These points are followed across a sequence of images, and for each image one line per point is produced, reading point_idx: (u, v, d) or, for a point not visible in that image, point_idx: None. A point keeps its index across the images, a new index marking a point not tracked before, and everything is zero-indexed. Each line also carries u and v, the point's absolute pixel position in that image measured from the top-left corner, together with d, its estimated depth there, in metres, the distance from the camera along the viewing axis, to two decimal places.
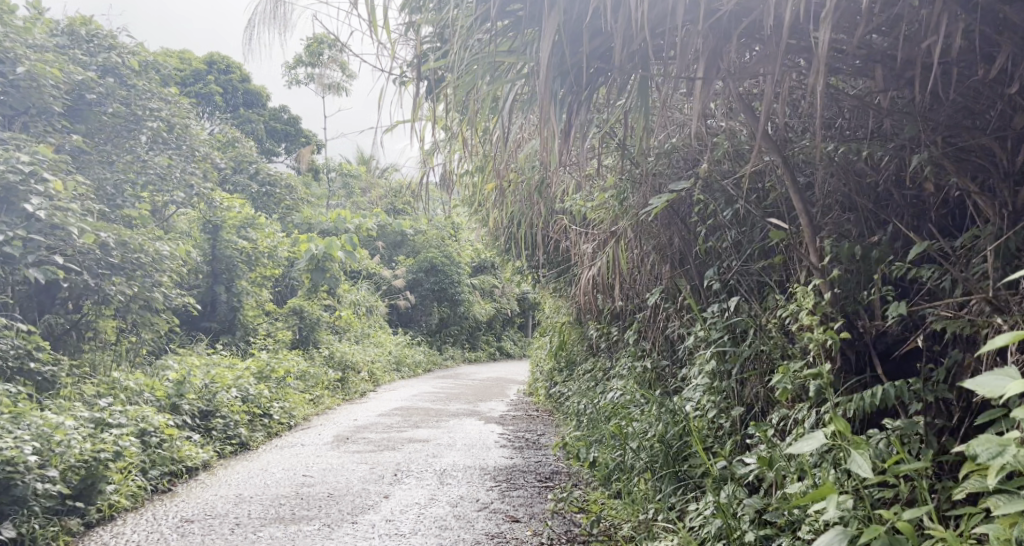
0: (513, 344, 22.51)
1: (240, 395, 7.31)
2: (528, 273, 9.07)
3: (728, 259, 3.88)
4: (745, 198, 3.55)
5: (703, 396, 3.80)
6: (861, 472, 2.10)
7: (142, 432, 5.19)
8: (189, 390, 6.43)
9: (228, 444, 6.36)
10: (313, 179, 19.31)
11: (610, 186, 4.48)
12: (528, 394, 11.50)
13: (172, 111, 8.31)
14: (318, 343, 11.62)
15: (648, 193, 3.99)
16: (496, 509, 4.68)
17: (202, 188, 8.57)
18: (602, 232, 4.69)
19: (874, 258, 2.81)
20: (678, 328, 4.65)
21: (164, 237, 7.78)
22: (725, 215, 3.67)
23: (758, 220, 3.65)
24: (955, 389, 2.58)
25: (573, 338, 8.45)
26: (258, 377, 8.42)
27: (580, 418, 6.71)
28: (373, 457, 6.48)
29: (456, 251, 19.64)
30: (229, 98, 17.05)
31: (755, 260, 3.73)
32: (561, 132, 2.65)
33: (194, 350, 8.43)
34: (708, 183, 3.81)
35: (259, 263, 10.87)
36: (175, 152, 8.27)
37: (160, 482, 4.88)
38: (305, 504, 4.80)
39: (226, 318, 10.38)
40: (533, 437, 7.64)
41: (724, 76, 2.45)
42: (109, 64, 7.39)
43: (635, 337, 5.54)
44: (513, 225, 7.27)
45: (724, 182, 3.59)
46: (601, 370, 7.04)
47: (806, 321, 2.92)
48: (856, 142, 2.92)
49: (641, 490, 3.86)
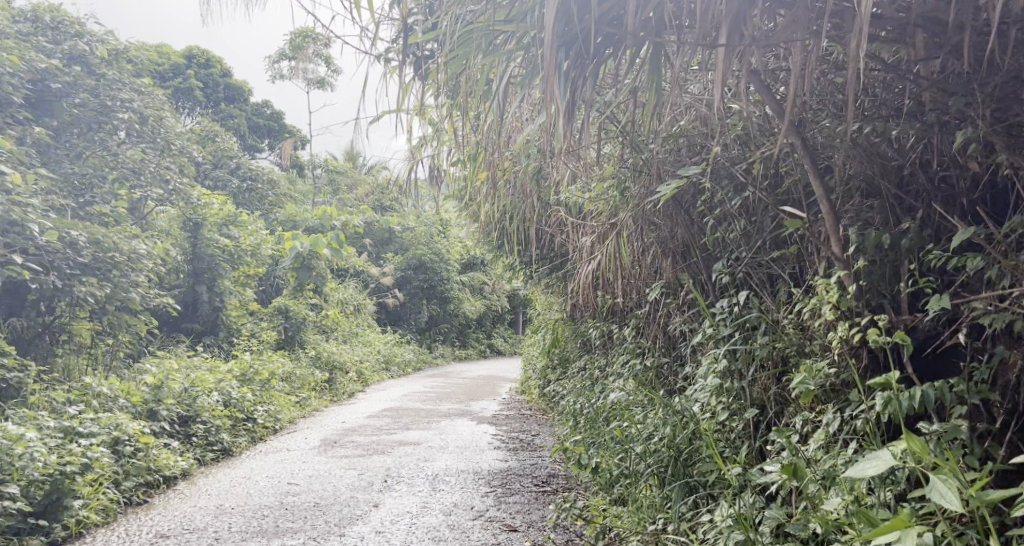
0: (504, 341, 22.28)
1: (222, 399, 7.03)
2: (520, 269, 8.81)
3: (737, 250, 3.64)
4: (756, 185, 3.31)
5: (712, 397, 3.55)
6: (941, 500, 1.84)
7: (115, 440, 4.93)
8: (167, 395, 6.15)
9: (209, 451, 6.08)
10: (298, 175, 18.94)
11: (609, 175, 4.24)
12: (521, 392, 11.26)
13: (145, 103, 7.96)
14: (305, 343, 11.33)
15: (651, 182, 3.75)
16: (492, 517, 4.44)
17: (178, 183, 8.27)
18: (600, 224, 4.45)
19: (905, 247, 2.58)
20: (680, 324, 4.42)
21: (140, 235, 7.47)
22: (734, 204, 3.44)
23: (769, 208, 3.41)
24: (999, 390, 2.35)
25: (567, 336, 8.21)
26: (242, 380, 8.12)
27: (577, 418, 6.47)
28: (361, 462, 6.22)
29: (445, 248, 19.35)
30: (210, 93, 16.72)
31: (767, 251, 3.49)
32: (565, 110, 2.43)
33: (174, 353, 8.14)
34: (715, 170, 3.58)
35: (242, 261, 10.57)
36: (150, 145, 7.95)
37: (134, 494, 4.60)
38: (290, 514, 4.54)
39: (209, 319, 10.09)
40: (528, 438, 7.40)
41: (749, 44, 2.22)
42: (75, 51, 7.06)
43: (634, 334, 5.31)
44: (504, 219, 7.03)
45: (733, 169, 3.36)
46: (598, 368, 6.79)
47: (829, 318, 2.68)
48: (881, 121, 2.70)
49: (648, 499, 3.61)
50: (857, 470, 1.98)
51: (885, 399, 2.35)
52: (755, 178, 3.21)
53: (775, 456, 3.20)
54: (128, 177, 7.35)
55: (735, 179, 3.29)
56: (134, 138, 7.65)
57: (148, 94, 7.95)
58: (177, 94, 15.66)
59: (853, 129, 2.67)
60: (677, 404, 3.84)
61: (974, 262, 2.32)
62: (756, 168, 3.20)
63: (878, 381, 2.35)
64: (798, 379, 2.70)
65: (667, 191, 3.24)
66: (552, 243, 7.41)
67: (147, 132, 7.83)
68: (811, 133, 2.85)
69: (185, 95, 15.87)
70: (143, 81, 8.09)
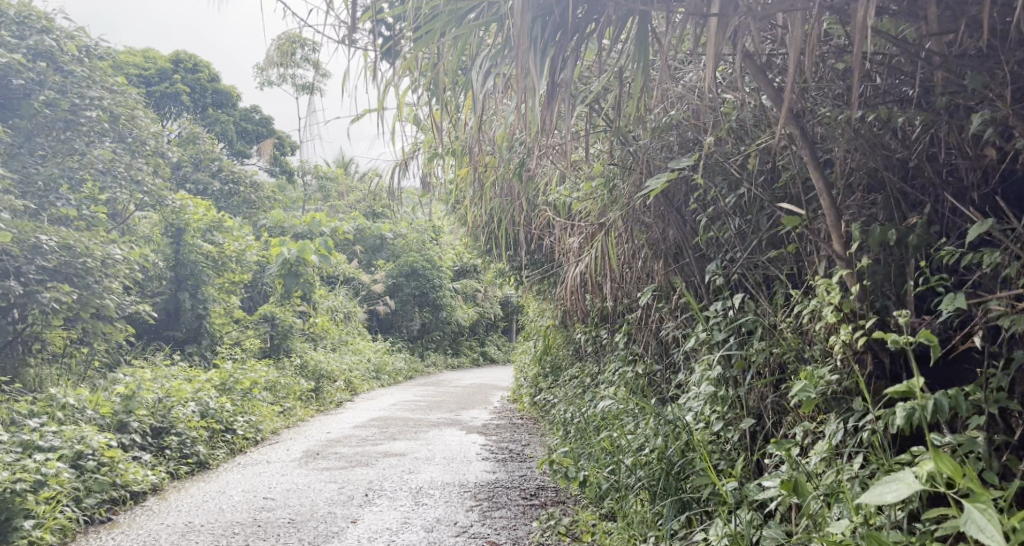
0: (497, 349, 22.04)
1: (199, 409, 6.78)
2: (510, 275, 8.57)
3: (732, 251, 3.43)
4: (752, 179, 3.10)
5: (705, 405, 3.32)
6: (990, 540, 1.61)
7: (78, 455, 4.71)
8: (139, 406, 5.89)
9: (184, 463, 5.84)
10: (288, 182, 18.71)
11: (597, 173, 4.03)
12: (513, 401, 11.01)
13: (117, 101, 7.61)
14: (292, 351, 11.07)
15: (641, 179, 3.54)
16: (476, 534, 4.21)
17: (150, 184, 8.00)
18: (588, 224, 4.24)
19: (912, 243, 2.37)
20: (673, 329, 4.21)
21: (114, 239, 7.22)
22: (728, 201, 3.23)
23: (766, 205, 3.20)
24: (1017, 398, 2.12)
25: (558, 343, 7.97)
26: (222, 390, 7.87)
27: (568, 427, 6.25)
28: (342, 474, 5.97)
29: (437, 255, 19.11)
30: (197, 98, 16.52)
31: (763, 251, 3.28)
32: (543, 93, 2.27)
33: (151, 362, 7.90)
34: (708, 166, 3.37)
35: (227, 268, 10.34)
36: (122, 145, 7.68)
37: (97, 512, 4.38)
38: (262, 532, 4.28)
39: (191, 327, 9.86)
40: (517, 448, 7.17)
41: (741, 17, 2.03)
42: (40, 47, 6.70)
43: (625, 340, 5.09)
44: (492, 222, 6.81)
45: (726, 162, 3.14)
46: (589, 376, 6.56)
47: (831, 320, 2.46)
48: (884, 107, 2.48)
49: (638, 514, 3.38)
50: (872, 496, 1.76)
51: (908, 411, 2.05)
52: (748, 170, 3.00)
53: (778, 471, 2.95)
54: (95, 177, 7.06)
55: (727, 173, 3.07)
56: (103, 138, 7.35)
57: (121, 93, 7.65)
58: (163, 99, 15.46)
59: (855, 116, 2.46)
60: (668, 412, 3.60)
61: (991, 257, 2.10)
62: (750, 161, 2.99)
63: (900, 389, 2.06)
64: (799, 385, 2.47)
65: (657, 186, 3.02)
66: (542, 247, 7.18)
67: (119, 132, 7.56)
68: (809, 120, 2.63)
69: (172, 99, 15.66)
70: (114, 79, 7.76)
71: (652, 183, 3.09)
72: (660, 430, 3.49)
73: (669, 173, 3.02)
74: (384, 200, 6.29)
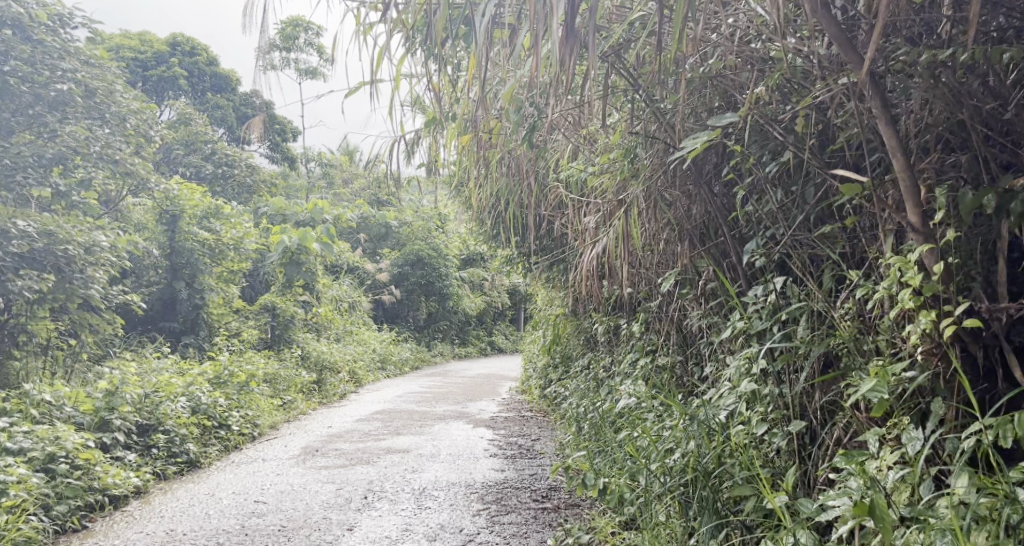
0: (505, 339, 21.68)
1: (190, 405, 6.39)
2: (518, 262, 8.14)
3: (773, 227, 3.00)
4: (799, 143, 2.68)
5: (742, 404, 2.89)
6: None
7: (49, 458, 4.36)
8: (123, 403, 5.51)
9: (172, 463, 5.48)
10: (291, 169, 18.35)
11: (616, 143, 3.61)
12: (522, 392, 10.61)
13: (95, 75, 7.10)
14: (293, 342, 10.65)
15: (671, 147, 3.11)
16: (483, 543, 3.82)
17: (131, 164, 7.52)
18: (606, 201, 3.81)
19: (1013, 211, 1.92)
20: (700, 318, 3.79)
21: (98, 225, 6.84)
22: (770, 170, 2.80)
23: (815, 173, 2.77)
24: None
25: (568, 332, 7.55)
26: (215, 384, 7.46)
27: (582, 423, 5.85)
28: (341, 474, 5.58)
29: (444, 243, 18.66)
30: (195, 83, 16.24)
31: (811, 228, 2.85)
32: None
33: (142, 355, 7.55)
34: (747, 130, 2.94)
35: (225, 257, 9.96)
36: (104, 124, 7.23)
37: (69, 520, 4.01)
38: (249, 542, 3.89)
39: (189, 317, 9.52)
40: (527, 443, 6.78)
41: None
42: (9, 15, 6.14)
43: (643, 328, 4.68)
44: (500, 204, 6.39)
45: (769, 124, 2.70)
46: (603, 369, 6.15)
47: (908, 306, 2.03)
48: (973, 45, 2.04)
49: (667, 528, 2.94)
50: None
51: None
52: (796, 132, 2.56)
53: (833, 484, 2.54)
54: (70, 157, 6.62)
55: (770, 135, 2.64)
56: (80, 114, 6.88)
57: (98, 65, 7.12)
58: (160, 83, 15.29)
59: (941, 57, 2.01)
60: (699, 411, 3.17)
61: None
62: (800, 121, 2.55)
63: None
64: (869, 387, 2.06)
65: (695, 144, 2.56)
66: (553, 231, 6.75)
67: (95, 109, 7.03)
68: (882, 67, 2.18)
69: (169, 84, 15.41)
70: (95, 53, 7.28)
71: (687, 143, 2.64)
72: (691, 433, 3.05)
73: (708, 132, 2.56)
74: (387, 186, 5.87)
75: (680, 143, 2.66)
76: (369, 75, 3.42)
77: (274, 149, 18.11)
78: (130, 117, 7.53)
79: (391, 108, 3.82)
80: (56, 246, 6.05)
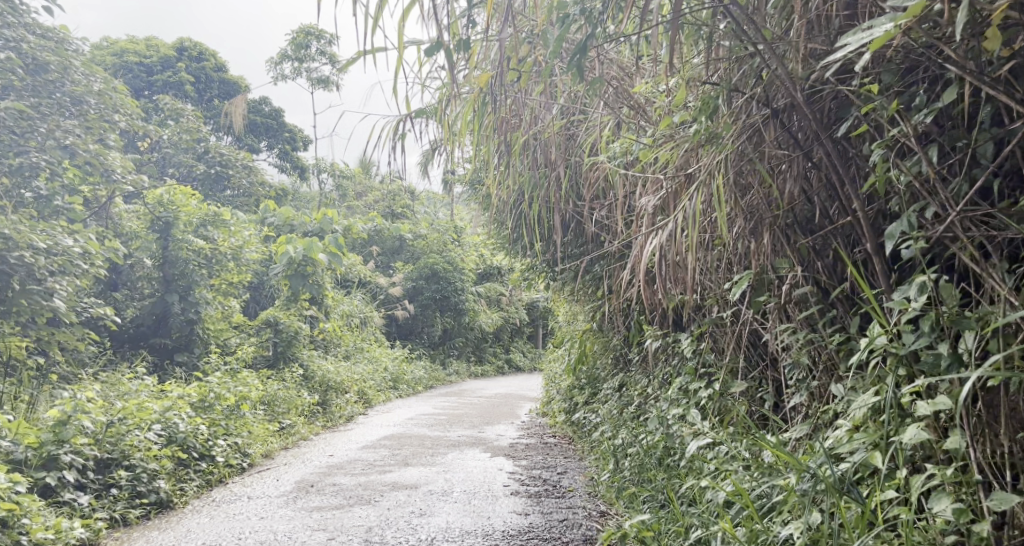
0: (524, 356, 20.75)
1: (164, 434, 5.51)
2: (541, 273, 7.22)
3: (919, 204, 2.11)
4: (986, 70, 1.80)
5: (886, 457, 2.01)
6: None
7: None
8: (75, 435, 4.65)
9: (136, 506, 4.62)
10: (300, 178, 17.59)
11: (686, 100, 2.78)
12: (543, 415, 9.67)
13: (48, 49, 6.49)
14: (296, 360, 9.71)
15: (787, 79, 2.27)
16: None
17: (93, 156, 6.65)
18: (669, 178, 2.97)
19: None
20: (784, 334, 2.92)
21: (67, 229, 6.06)
22: (933, 111, 1.93)
23: (999, 121, 1.89)
24: None
25: (597, 350, 6.62)
26: (198, 409, 6.47)
27: (621, 458, 4.93)
28: (335, 518, 4.67)
29: (459, 256, 17.76)
30: (202, 88, 15.64)
31: (985, 202, 1.97)
32: None
33: (119, 375, 6.69)
34: (895, 61, 2.08)
35: (223, 268, 9.10)
36: (56, 110, 6.43)
37: None
38: None
39: (183, 334, 8.61)
40: (554, 478, 5.87)
41: None
42: None
43: (700, 343, 3.82)
44: (523, 201, 5.53)
45: (943, 39, 1.82)
46: (643, 394, 5.23)
47: None
48: None
49: None
50: None
51: None
52: (990, 45, 1.65)
53: None
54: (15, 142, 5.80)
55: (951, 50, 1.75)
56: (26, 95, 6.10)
57: (58, 39, 6.66)
58: (166, 88, 14.60)
59: None
60: (810, 460, 2.31)
61: None
62: (998, 29, 1.64)
63: None
64: None
65: (869, 35, 1.64)
66: (584, 235, 5.82)
67: (43, 88, 6.43)
68: None
69: (174, 89, 14.76)
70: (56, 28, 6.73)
71: (850, 38, 1.73)
72: (810, 499, 2.17)
73: (890, 17, 1.64)
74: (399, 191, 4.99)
75: (840, 38, 1.74)
76: (361, 40, 2.70)
77: (283, 157, 17.27)
78: (90, 100, 6.79)
79: (397, 82, 3.09)
80: (10, 252, 5.26)
